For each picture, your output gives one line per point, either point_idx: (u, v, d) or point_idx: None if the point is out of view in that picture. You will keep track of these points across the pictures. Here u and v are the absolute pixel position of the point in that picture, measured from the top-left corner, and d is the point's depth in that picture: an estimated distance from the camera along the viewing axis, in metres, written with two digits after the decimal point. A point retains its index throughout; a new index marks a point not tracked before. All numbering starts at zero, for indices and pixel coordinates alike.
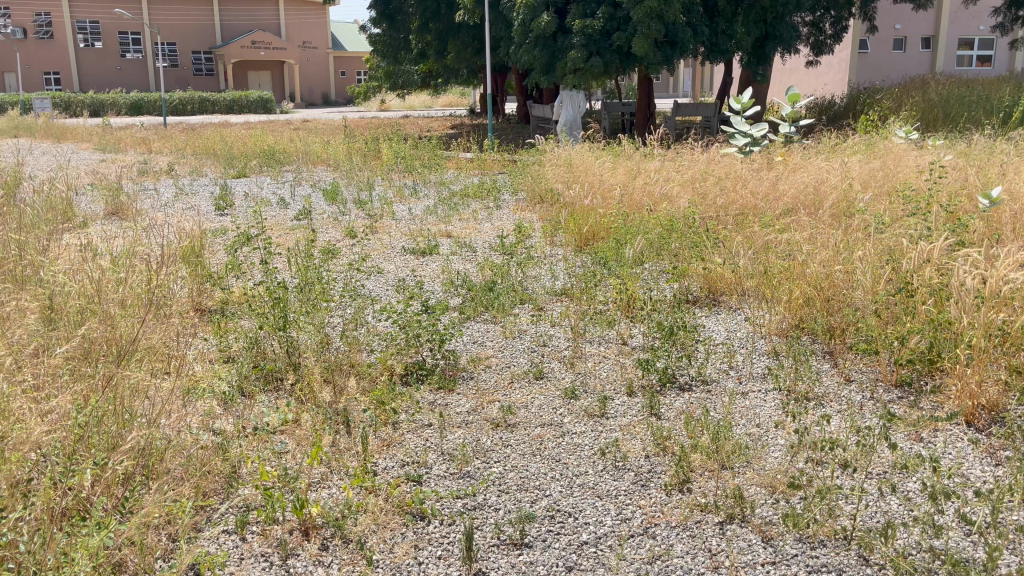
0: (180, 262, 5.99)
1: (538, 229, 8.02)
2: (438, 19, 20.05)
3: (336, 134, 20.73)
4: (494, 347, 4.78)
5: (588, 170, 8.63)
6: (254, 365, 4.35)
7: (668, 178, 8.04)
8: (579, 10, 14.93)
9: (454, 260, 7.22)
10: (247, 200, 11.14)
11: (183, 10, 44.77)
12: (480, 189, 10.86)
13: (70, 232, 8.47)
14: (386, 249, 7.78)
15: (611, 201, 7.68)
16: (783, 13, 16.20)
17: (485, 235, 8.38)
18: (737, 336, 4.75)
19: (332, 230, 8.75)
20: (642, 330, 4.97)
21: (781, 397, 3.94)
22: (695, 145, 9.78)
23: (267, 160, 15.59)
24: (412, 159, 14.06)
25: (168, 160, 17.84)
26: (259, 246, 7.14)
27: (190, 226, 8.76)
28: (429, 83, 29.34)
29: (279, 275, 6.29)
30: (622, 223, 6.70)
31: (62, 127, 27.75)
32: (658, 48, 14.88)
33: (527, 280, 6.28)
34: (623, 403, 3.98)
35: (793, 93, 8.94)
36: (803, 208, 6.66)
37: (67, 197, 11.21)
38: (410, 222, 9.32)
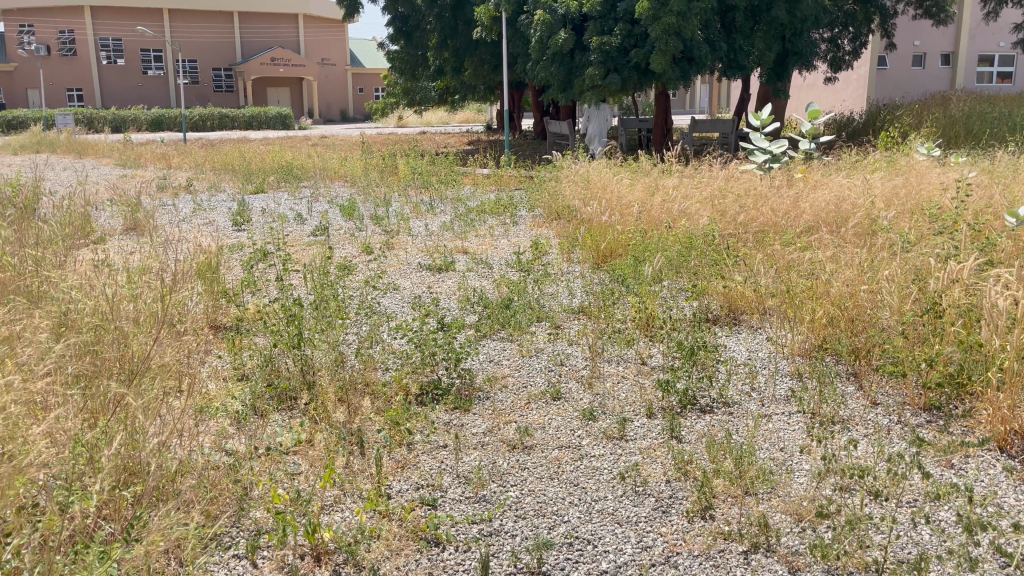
0: (194, 277, 5.97)
1: (555, 245, 7.96)
2: (456, 36, 20.17)
3: (353, 150, 20.85)
4: (511, 367, 4.70)
5: (605, 187, 8.56)
6: (268, 383, 4.30)
7: (687, 195, 7.96)
8: (596, 27, 14.95)
9: (470, 277, 7.18)
10: (264, 216, 11.18)
11: (204, 28, 45.37)
12: (497, 206, 10.83)
13: (88, 248, 8.53)
14: (401, 265, 7.75)
15: (628, 218, 7.62)
16: (802, 30, 16.14)
17: (501, 252, 8.33)
18: (758, 356, 4.65)
19: (348, 247, 8.75)
20: (661, 350, 4.88)
21: (805, 421, 3.84)
22: (714, 162, 9.71)
23: (284, 176, 15.66)
24: (428, 175, 14.07)
25: (187, 176, 17.98)
26: (276, 262, 7.14)
27: (206, 243, 8.79)
28: (446, 100, 29.48)
29: (295, 291, 6.27)
30: (641, 240, 6.62)
31: (84, 143, 28.10)
32: (675, 64, 14.85)
33: (544, 297, 6.21)
34: (642, 425, 3.89)
35: (814, 109, 8.84)
36: (825, 227, 6.56)
37: (86, 212, 11.31)
38: (427, 238, 9.29)
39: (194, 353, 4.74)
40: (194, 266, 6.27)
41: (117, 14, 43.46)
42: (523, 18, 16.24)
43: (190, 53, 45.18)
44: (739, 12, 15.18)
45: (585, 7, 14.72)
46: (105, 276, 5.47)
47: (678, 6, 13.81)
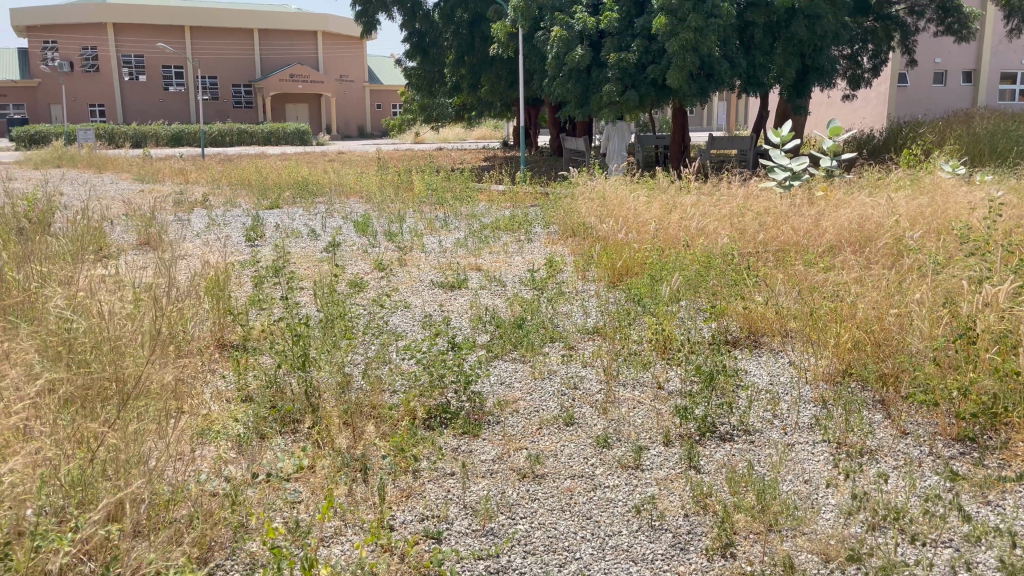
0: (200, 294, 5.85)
1: (570, 263, 7.81)
2: (473, 53, 20.16)
3: (370, 166, 20.83)
4: (523, 389, 4.54)
5: (621, 204, 8.41)
6: (271, 405, 4.16)
7: (705, 213, 7.79)
8: (613, 44, 14.85)
9: (483, 294, 7.04)
10: (277, 231, 11.12)
11: (225, 45, 45.82)
12: (512, 222, 10.71)
13: (99, 263, 8.47)
14: (413, 282, 7.63)
15: (645, 235, 7.46)
16: (822, 46, 15.98)
17: (515, 269, 8.19)
18: (780, 381, 4.47)
19: (360, 263, 8.64)
20: (679, 373, 4.70)
21: (830, 451, 3.66)
22: (732, 179, 9.54)
23: (300, 191, 15.63)
24: (443, 192, 13.99)
25: (204, 191, 18.00)
26: (286, 278, 7.03)
27: (218, 259, 8.72)
28: (463, 116, 29.50)
29: (304, 308, 6.15)
30: (658, 259, 6.46)
31: (104, 158, 28.29)
32: (693, 80, 14.72)
33: (557, 316, 6.06)
34: (658, 454, 3.72)
35: (835, 126, 8.67)
36: (848, 247, 6.37)
37: (100, 227, 11.30)
38: (440, 255, 9.18)
39: (197, 375, 4.62)
40: (201, 283, 6.16)
41: (139, 31, 43.99)
42: (540, 34, 16.08)
43: (210, 69, 45.63)
44: (758, 28, 15.05)
45: (603, 24, 14.65)
46: (110, 294, 5.37)
47: (696, 22, 13.70)
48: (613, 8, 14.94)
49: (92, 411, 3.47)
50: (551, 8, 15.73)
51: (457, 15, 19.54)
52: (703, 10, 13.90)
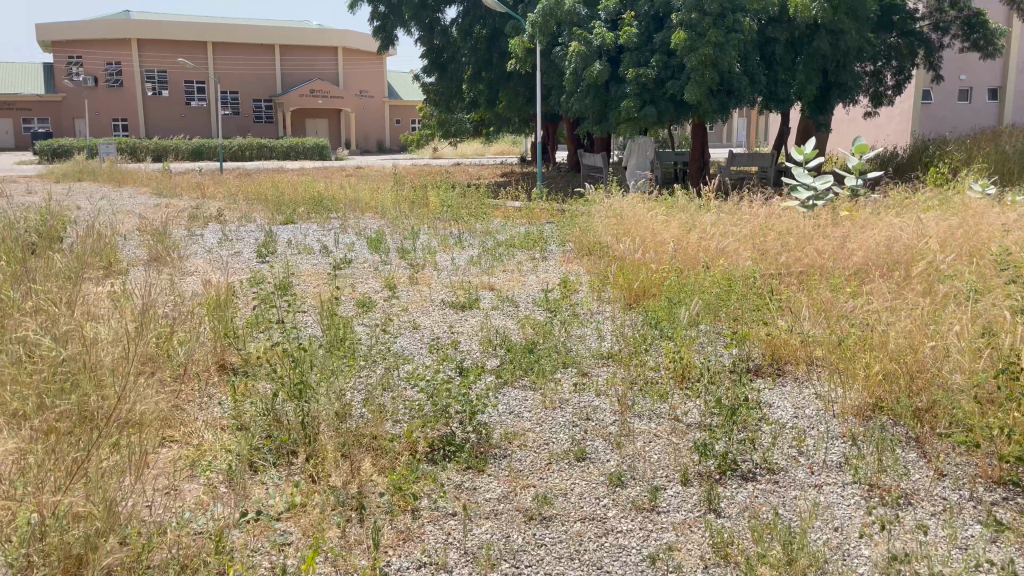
0: (198, 318, 5.65)
1: (585, 283, 7.59)
2: (491, 68, 20.07)
3: (386, 181, 20.74)
4: (532, 420, 4.30)
5: (638, 223, 8.16)
6: (267, 435, 3.95)
7: (726, 233, 7.55)
8: (632, 59, 14.68)
9: (494, 315, 6.83)
10: (289, 247, 10.99)
11: (246, 60, 46.19)
12: (527, 240, 10.52)
13: (107, 282, 8.35)
14: (423, 302, 7.42)
15: (663, 255, 7.21)
16: (845, 62, 15.73)
17: (529, 289, 7.98)
18: (806, 414, 4.21)
19: (371, 282, 8.46)
20: (699, 404, 4.45)
21: (862, 495, 3.40)
22: (754, 198, 9.28)
23: (315, 207, 15.52)
24: (458, 207, 13.83)
25: (220, 206, 17.96)
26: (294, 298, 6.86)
27: (227, 278, 8.59)
28: (481, 132, 29.42)
29: (309, 329, 5.96)
30: (675, 281, 6.22)
31: (124, 172, 28.43)
32: (713, 96, 14.49)
33: (571, 340, 5.83)
34: (676, 494, 3.47)
35: (861, 143, 8.40)
36: (876, 270, 6.10)
37: (113, 242, 11.24)
38: (452, 273, 8.99)
39: (191, 403, 4.42)
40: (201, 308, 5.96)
41: (162, 46, 44.45)
42: (558, 49, 15.81)
43: (231, 85, 45.99)
44: (780, 43, 14.83)
45: (621, 39, 14.47)
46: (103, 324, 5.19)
47: (716, 37, 13.51)
48: (631, 23, 14.79)
49: (68, 446, 3.29)
50: (569, 24, 15.45)
51: (475, 30, 19.47)
52: (723, 25, 13.71)
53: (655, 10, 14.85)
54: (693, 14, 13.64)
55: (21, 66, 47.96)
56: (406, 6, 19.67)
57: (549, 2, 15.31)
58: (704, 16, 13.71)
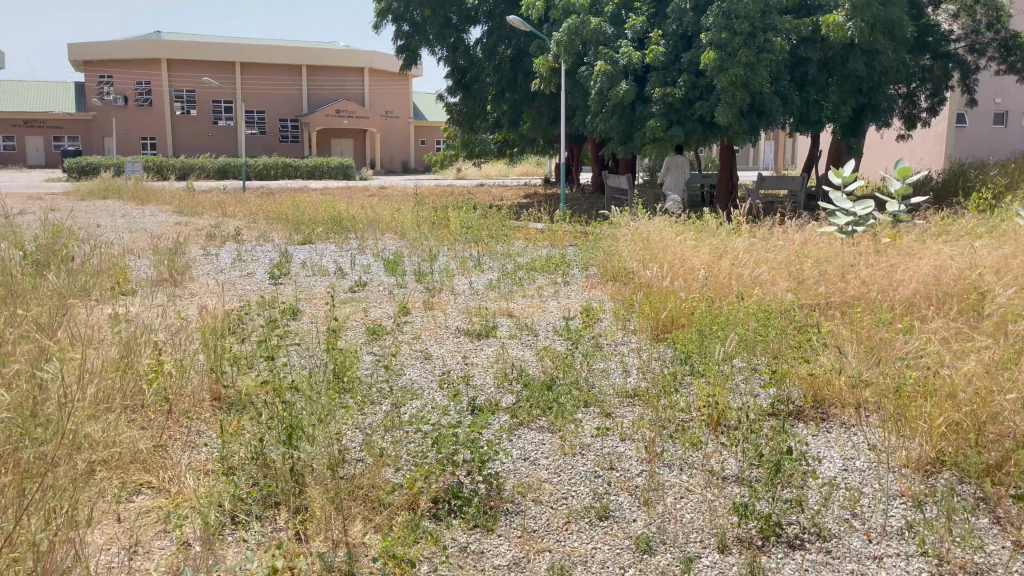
0: (194, 346, 5.30)
1: (608, 311, 7.18)
2: (514, 88, 19.81)
3: (407, 202, 20.46)
4: (550, 469, 3.87)
5: (665, 248, 7.74)
6: (254, 482, 3.55)
7: (760, 260, 7.10)
8: (659, 78, 14.33)
9: (511, 345, 6.43)
10: (303, 269, 10.68)
11: (273, 80, 46.48)
12: (549, 263, 10.14)
13: (111, 304, 8.06)
14: (437, 329, 7.03)
15: (693, 282, 6.77)
16: (880, 82, 15.25)
17: (549, 316, 7.58)
18: (857, 470, 3.74)
19: (384, 307, 8.09)
20: (735, 453, 4.00)
21: (930, 570, 2.94)
22: (788, 223, 8.81)
23: (333, 227, 15.26)
24: (479, 229, 13.49)
25: (239, 225, 17.77)
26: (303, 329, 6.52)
27: (236, 301, 8.28)
28: (505, 152, 29.17)
29: (314, 360, 5.60)
30: (706, 312, 5.78)
31: (148, 190, 28.46)
32: (743, 117, 14.06)
33: (593, 375, 5.41)
34: (713, 565, 3.02)
35: (904, 166, 7.90)
36: (927, 304, 5.62)
37: (125, 261, 11.01)
38: (470, 298, 8.61)
39: (177, 442, 4.05)
40: (200, 335, 5.62)
41: (190, 66, 44.88)
42: (583, 69, 15.44)
43: (258, 105, 46.29)
44: (813, 64, 14.39)
45: (649, 58, 14.11)
46: (91, 353, 4.84)
47: (747, 57, 13.12)
48: (659, 42, 14.44)
49: (20, 502, 2.91)
50: (595, 43, 15.09)
51: (499, 50, 19.22)
52: (754, 44, 13.30)
53: (683, 29, 14.49)
54: (723, 34, 13.25)
55: (52, 84, 48.66)
56: (430, 25, 19.48)
57: (575, 20, 14.99)
58: (735, 35, 13.32)
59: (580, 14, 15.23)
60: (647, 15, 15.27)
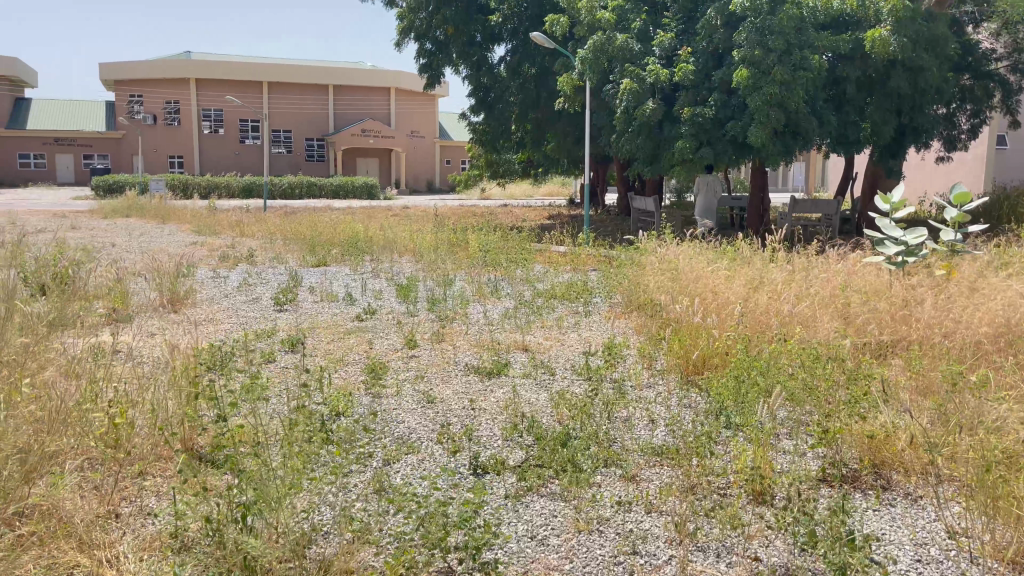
0: (169, 387, 4.78)
1: (631, 349, 6.57)
2: (538, 107, 19.33)
3: (428, 222, 19.99)
4: (560, 552, 3.26)
5: (695, 278, 7.10)
6: (206, 569, 2.98)
7: (801, 294, 6.45)
8: (688, 97, 13.74)
9: (525, 386, 5.83)
10: (311, 294, 10.18)
11: (299, 99, 46.56)
12: (569, 291, 9.55)
13: (102, 334, 7.60)
14: (445, 365, 6.46)
15: (727, 317, 6.14)
16: (922, 102, 14.54)
17: (567, 351, 6.98)
18: (933, 565, 3.09)
19: (390, 338, 7.54)
20: (782, 535, 3.36)
21: None
22: (830, 251, 8.14)
23: (348, 248, 14.78)
24: (498, 252, 12.94)
25: (255, 245, 17.37)
26: (298, 369, 5.98)
27: (234, 333, 7.77)
28: (530, 172, 28.70)
29: (303, 407, 5.04)
30: (744, 354, 5.15)
31: (170, 208, 28.28)
32: (777, 137, 13.42)
33: (615, 427, 4.79)
34: None
35: (961, 192, 7.23)
36: (996, 350, 4.97)
37: (128, 285, 10.59)
38: (484, 328, 8.03)
39: (128, 512, 3.52)
40: (181, 375, 5.10)
41: (217, 85, 45.08)
42: (609, 87, 14.87)
43: (284, 124, 46.36)
44: (851, 82, 13.73)
45: (677, 76, 13.55)
46: (52, 398, 4.34)
47: (782, 75, 12.50)
48: (688, 59, 13.86)
49: None
50: (621, 60, 14.53)
51: (524, 68, 18.77)
52: (790, 62, 12.69)
53: (714, 46, 13.90)
54: (756, 51, 12.65)
55: (82, 104, 49.17)
56: (453, 43, 18.96)
57: (600, 37, 14.45)
58: (769, 52, 12.72)
59: (606, 31, 14.69)
60: (676, 32, 14.69)
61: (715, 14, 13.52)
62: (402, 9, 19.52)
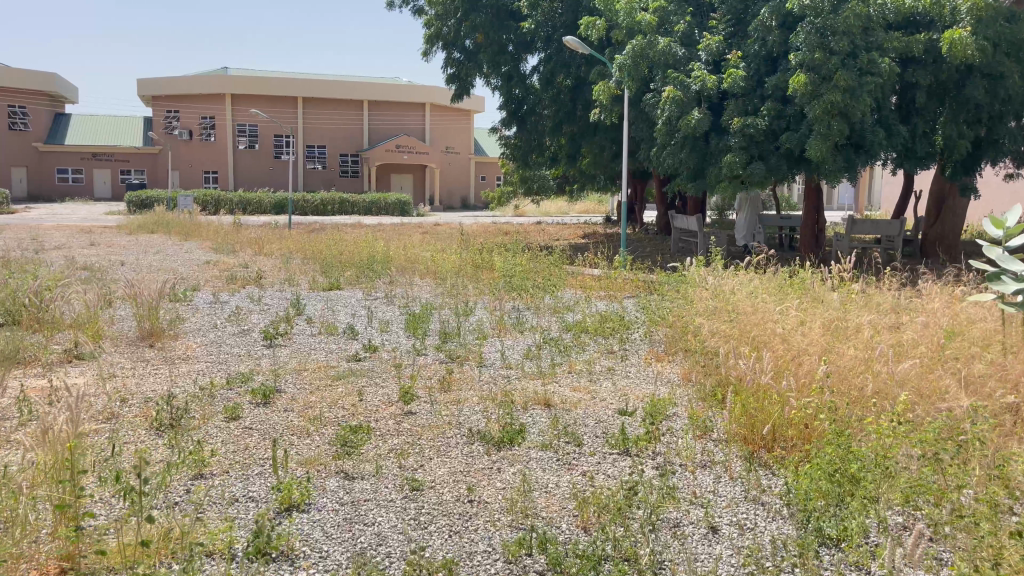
0: (45, 487, 3.53)
1: (679, 415, 5.21)
2: (573, 120, 18.10)
3: (454, 241, 18.73)
4: None
5: (760, 319, 5.73)
6: None
7: (898, 348, 5.08)
8: (738, 106, 12.36)
9: (542, 465, 4.51)
10: (311, 326, 8.95)
11: (333, 114, 45.93)
12: (604, 325, 8.26)
13: (46, 379, 6.42)
14: (445, 429, 5.18)
15: (806, 378, 4.81)
16: (1003, 111, 12.98)
17: (600, 408, 5.65)
18: None
19: (385, 387, 6.25)
20: None
21: None
22: (920, 286, 6.73)
23: (364, 270, 13.58)
24: (525, 277, 11.67)
25: (269, 265, 16.26)
26: (251, 450, 4.72)
27: (207, 378, 6.57)
28: (566, 189, 27.47)
29: (229, 514, 3.77)
30: (838, 441, 3.83)
31: (194, 224, 27.42)
32: (838, 150, 11.98)
33: (661, 543, 3.48)
34: None
35: None
36: None
37: (109, 312, 9.44)
38: (502, 374, 6.71)
39: None
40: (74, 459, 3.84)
41: (250, 100, 44.63)
42: (649, 96, 13.54)
43: (317, 140, 45.75)
44: (921, 89, 12.26)
45: (726, 83, 12.19)
46: None
47: (846, 81, 11.08)
48: (738, 64, 12.50)
49: None
50: (663, 66, 13.21)
51: (558, 79, 17.53)
52: (855, 66, 11.29)
53: (768, 50, 12.52)
54: (816, 53, 11.28)
55: (118, 119, 49.10)
56: (482, 53, 17.72)
57: (640, 42, 13.14)
58: (830, 55, 11.35)
59: (646, 35, 13.36)
60: (724, 35, 13.38)
61: (770, 14, 12.17)
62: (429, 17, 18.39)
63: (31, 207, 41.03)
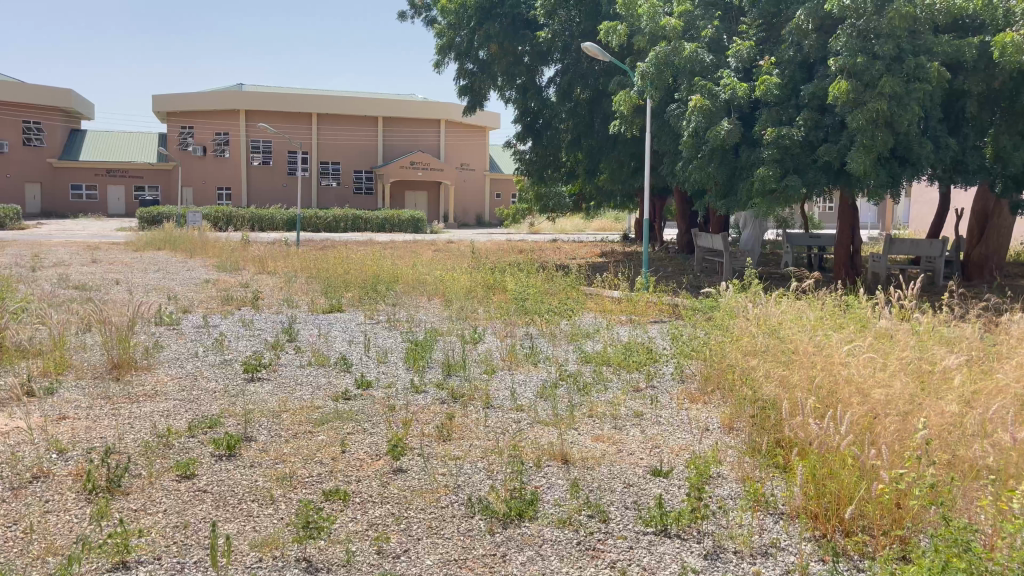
0: None
1: (728, 480, 4.22)
2: (591, 133, 17.22)
3: (465, 259, 17.81)
4: None
5: (823, 362, 4.73)
6: None
7: (1001, 404, 4.08)
8: (772, 115, 11.41)
9: (560, 552, 3.52)
10: (300, 356, 8.01)
11: (348, 130, 45.33)
12: (629, 357, 7.28)
13: None
14: (440, 497, 4.20)
15: (893, 441, 3.83)
16: None
17: (629, 466, 4.67)
18: None
19: (373, 436, 5.28)
20: None
21: None
22: (1004, 325, 5.71)
23: (367, 291, 12.67)
24: (539, 299, 10.73)
25: (270, 285, 15.39)
26: (191, 527, 3.76)
27: (168, 421, 5.63)
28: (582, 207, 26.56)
29: None
30: (956, 539, 2.86)
31: (201, 241, 26.65)
32: (881, 164, 10.98)
33: None
34: None
35: None
36: None
37: (82, 340, 8.54)
38: (512, 418, 5.73)
39: None
40: None
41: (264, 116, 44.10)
42: (674, 106, 12.62)
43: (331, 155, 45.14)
44: (973, 98, 11.25)
45: (758, 91, 11.23)
46: None
47: (892, 87, 10.10)
48: (772, 71, 11.54)
49: None
50: (689, 74, 12.28)
51: (576, 91, 16.66)
52: (902, 72, 10.32)
53: (803, 56, 11.60)
54: (859, 58, 10.32)
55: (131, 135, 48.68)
56: (496, 63, 16.84)
57: (664, 48, 12.24)
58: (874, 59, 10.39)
59: (671, 40, 12.44)
60: (754, 41, 12.46)
61: (806, 17, 11.19)
62: (441, 26, 17.51)
63: (43, 223, 40.56)
